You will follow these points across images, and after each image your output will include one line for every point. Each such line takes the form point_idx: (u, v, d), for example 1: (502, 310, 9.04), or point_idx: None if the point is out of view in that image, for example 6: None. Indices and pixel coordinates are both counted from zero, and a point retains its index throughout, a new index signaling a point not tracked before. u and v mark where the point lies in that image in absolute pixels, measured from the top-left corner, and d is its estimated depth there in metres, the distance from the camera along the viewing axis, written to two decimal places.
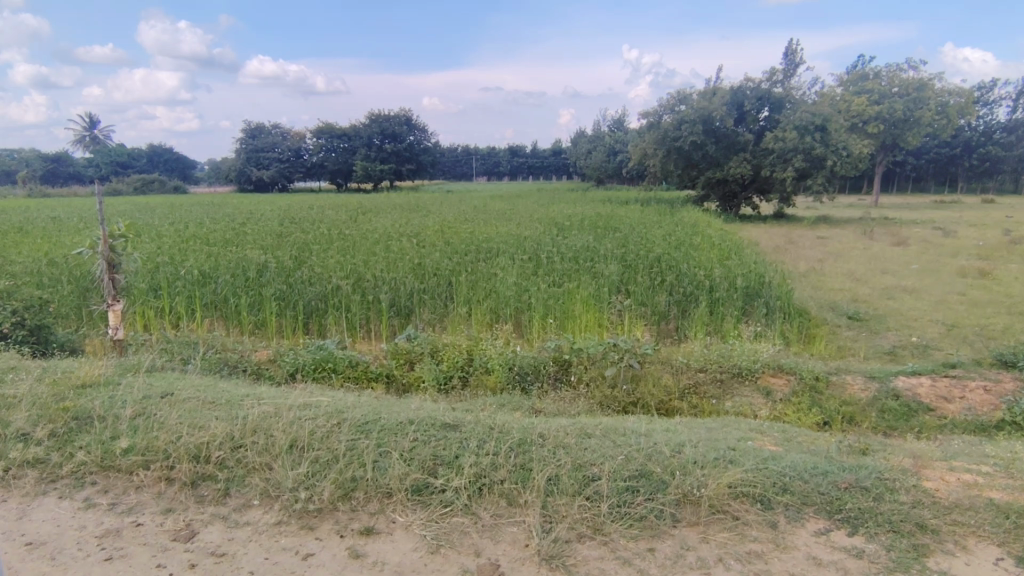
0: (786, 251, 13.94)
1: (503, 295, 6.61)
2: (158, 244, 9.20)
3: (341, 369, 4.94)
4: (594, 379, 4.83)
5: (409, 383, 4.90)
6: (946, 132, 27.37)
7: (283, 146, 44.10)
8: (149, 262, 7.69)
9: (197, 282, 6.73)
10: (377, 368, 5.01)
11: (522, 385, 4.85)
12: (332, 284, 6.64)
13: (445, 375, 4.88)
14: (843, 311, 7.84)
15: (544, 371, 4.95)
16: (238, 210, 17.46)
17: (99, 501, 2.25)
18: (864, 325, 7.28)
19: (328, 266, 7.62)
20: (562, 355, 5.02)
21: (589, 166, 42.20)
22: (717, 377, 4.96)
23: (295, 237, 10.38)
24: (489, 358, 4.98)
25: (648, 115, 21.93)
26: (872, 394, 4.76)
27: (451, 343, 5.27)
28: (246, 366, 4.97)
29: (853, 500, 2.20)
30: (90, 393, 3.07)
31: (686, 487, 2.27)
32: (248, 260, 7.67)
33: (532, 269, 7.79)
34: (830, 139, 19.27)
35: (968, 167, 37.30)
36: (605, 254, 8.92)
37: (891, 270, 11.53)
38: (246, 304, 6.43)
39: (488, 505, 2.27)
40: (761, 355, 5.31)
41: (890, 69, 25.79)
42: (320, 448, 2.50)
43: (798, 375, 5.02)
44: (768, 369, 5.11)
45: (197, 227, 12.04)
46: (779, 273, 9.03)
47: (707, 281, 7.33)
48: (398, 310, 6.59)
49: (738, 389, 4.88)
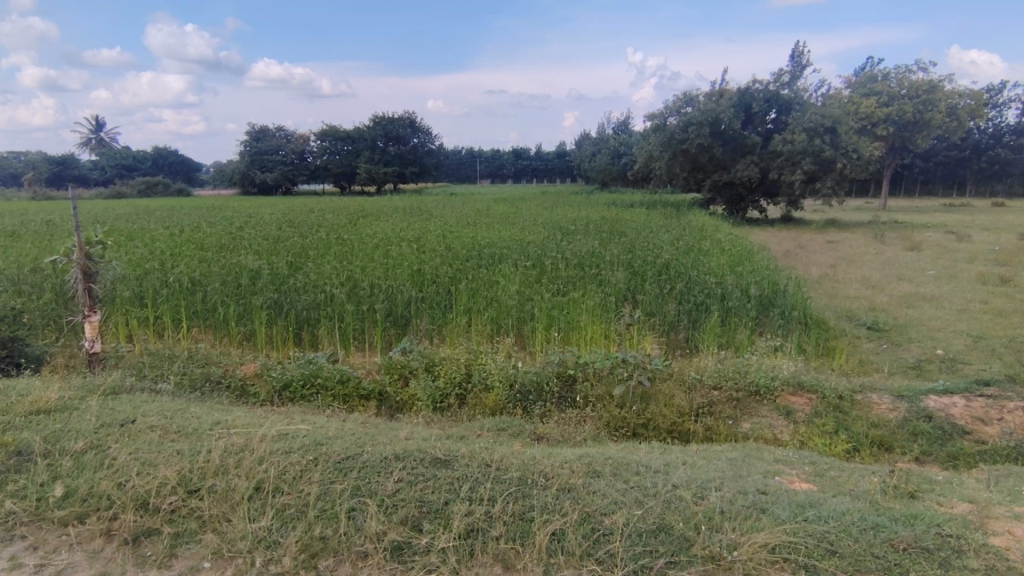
0: (796, 256, 13.52)
1: (504, 305, 6.26)
2: (149, 249, 8.92)
3: (330, 386, 4.64)
4: (601, 398, 4.50)
5: (403, 401, 4.59)
6: (956, 135, 26.94)
7: (287, 149, 43.73)
8: (137, 268, 7.39)
9: (185, 290, 6.42)
10: (369, 384, 4.70)
11: (523, 405, 4.51)
12: (326, 292, 6.33)
13: (441, 393, 4.56)
14: (861, 321, 7.46)
15: (547, 389, 4.62)
16: (237, 213, 17.20)
17: (25, 562, 1.97)
18: (885, 337, 6.89)
19: (324, 272, 7.33)
20: (567, 371, 4.71)
21: (594, 169, 41.91)
22: (732, 397, 4.64)
23: (293, 242, 10.09)
24: (488, 374, 4.66)
25: (653, 117, 21.62)
26: (902, 415, 4.43)
27: (448, 357, 4.97)
28: (229, 383, 4.70)
29: (916, 568, 1.88)
30: (40, 421, 2.77)
31: (715, 548, 1.96)
32: (240, 266, 7.38)
33: (536, 276, 7.45)
34: (840, 142, 18.86)
35: (977, 170, 36.87)
36: (612, 261, 8.57)
37: (907, 276, 11.11)
38: (235, 314, 6.11)
39: (480, 570, 1.97)
40: (780, 370, 4.97)
41: (899, 71, 25.46)
42: (289, 494, 2.21)
43: (820, 393, 4.70)
44: (787, 387, 4.78)
45: (192, 230, 11.80)
46: (793, 280, 8.68)
47: (718, 290, 7.00)
48: (395, 320, 6.26)
49: (755, 409, 4.55)
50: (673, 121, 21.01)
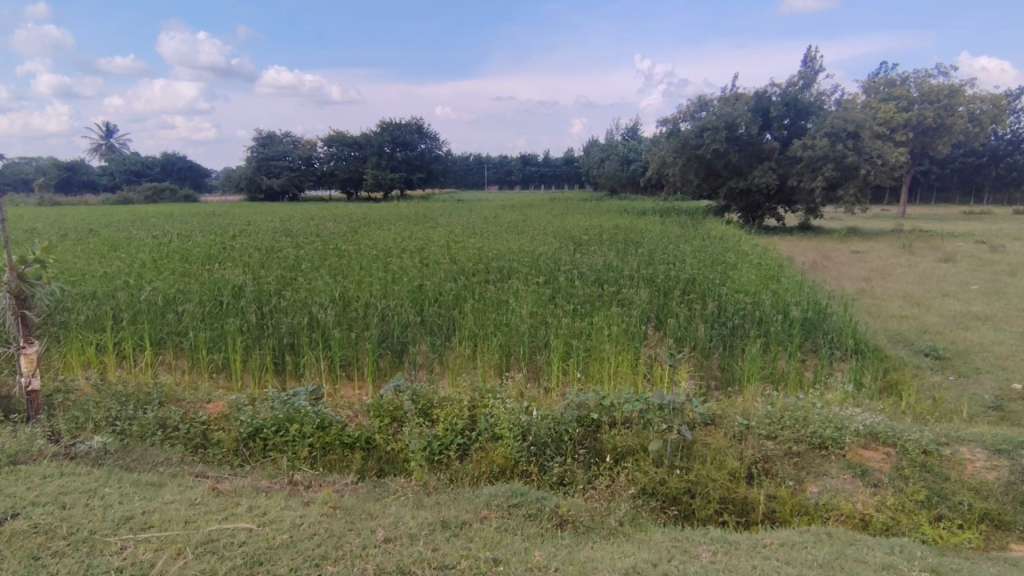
0: (825, 269, 12.62)
1: (515, 330, 5.45)
2: (127, 262, 8.22)
3: (307, 432, 3.87)
4: (635, 455, 3.71)
5: (394, 453, 3.83)
6: (978, 140, 26.02)
7: (293, 155, 43.24)
8: (107, 284, 6.68)
9: (155, 311, 5.70)
10: (354, 429, 3.93)
11: (538, 462, 3.72)
12: (313, 314, 5.56)
13: (440, 443, 3.81)
14: (918, 347, 6.57)
15: (567, 440, 3.81)
16: (235, 220, 16.48)
17: None
18: (951, 367, 6.00)
19: (315, 288, 6.59)
20: (590, 415, 3.92)
21: (603, 175, 41.18)
22: (791, 450, 3.84)
23: (285, 253, 9.40)
24: (497, 420, 3.89)
25: (665, 122, 20.93)
26: (1005, 477, 3.59)
27: (450, 398, 4.21)
28: (188, 428, 3.93)
29: None
30: None
31: None
32: (223, 282, 6.66)
33: (550, 295, 6.65)
34: (863, 147, 17.98)
35: (996, 177, 35.84)
36: (633, 276, 7.77)
37: (951, 292, 10.20)
38: (207, 340, 5.36)
39: None
40: (845, 416, 4.13)
41: (918, 74, 24.63)
42: None
43: (899, 447, 3.86)
44: (857, 437, 3.95)
45: (183, 239, 11.12)
46: (831, 298, 7.85)
47: (757, 312, 6.18)
48: (391, 346, 5.47)
49: (820, 466, 3.73)
50: (686, 126, 20.33)
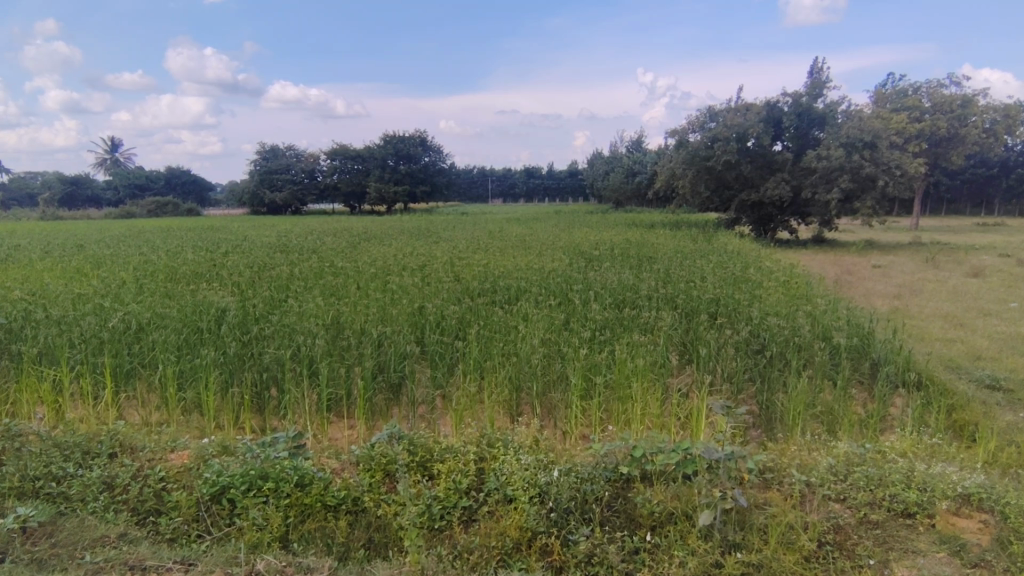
0: (849, 285, 11.98)
1: (525, 362, 4.80)
2: (104, 282, 7.63)
3: (282, 493, 3.20)
4: (679, 528, 3.03)
5: (385, 520, 3.14)
6: (992, 150, 25.40)
7: (296, 168, 42.98)
8: (75, 308, 6.07)
9: (122, 341, 5.08)
10: (339, 489, 3.27)
11: (561, 534, 3.05)
12: (297, 345, 4.92)
13: (441, 507, 3.15)
14: (977, 378, 5.87)
15: (594, 504, 3.16)
16: (232, 236, 15.93)
17: None
18: (1019, 402, 5.30)
19: (305, 312, 5.98)
20: (620, 472, 3.26)
21: (607, 188, 40.69)
22: (867, 518, 3.14)
23: (279, 271, 8.83)
24: (510, 479, 3.24)
25: (674, 134, 20.42)
26: None
27: (454, 449, 3.55)
28: (139, 486, 3.29)
29: None
30: None
31: None
32: (206, 306, 6.05)
33: (563, 320, 6.00)
34: (881, 159, 17.28)
35: (1007, 188, 35.15)
36: (651, 296, 7.12)
37: (989, 311, 9.52)
38: (174, 375, 4.69)
39: None
40: (929, 474, 3.43)
41: (930, 84, 24.07)
42: None
43: (995, 515, 3.17)
44: (947, 503, 3.25)
45: (172, 256, 10.55)
46: (871, 320, 7.17)
47: (795, 341, 5.51)
48: (386, 379, 4.80)
49: (908, 540, 3.02)
50: (695, 137, 19.84)
